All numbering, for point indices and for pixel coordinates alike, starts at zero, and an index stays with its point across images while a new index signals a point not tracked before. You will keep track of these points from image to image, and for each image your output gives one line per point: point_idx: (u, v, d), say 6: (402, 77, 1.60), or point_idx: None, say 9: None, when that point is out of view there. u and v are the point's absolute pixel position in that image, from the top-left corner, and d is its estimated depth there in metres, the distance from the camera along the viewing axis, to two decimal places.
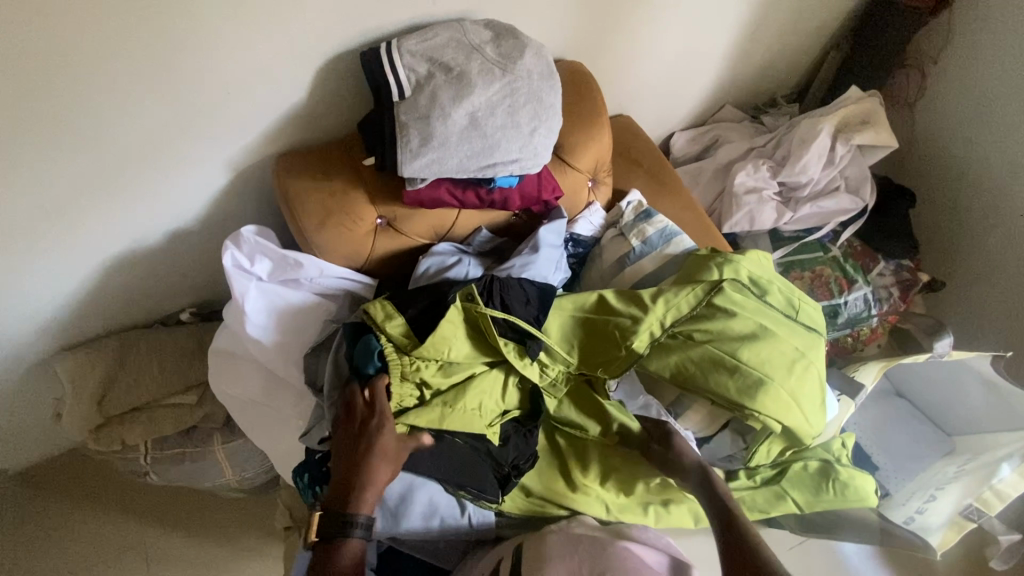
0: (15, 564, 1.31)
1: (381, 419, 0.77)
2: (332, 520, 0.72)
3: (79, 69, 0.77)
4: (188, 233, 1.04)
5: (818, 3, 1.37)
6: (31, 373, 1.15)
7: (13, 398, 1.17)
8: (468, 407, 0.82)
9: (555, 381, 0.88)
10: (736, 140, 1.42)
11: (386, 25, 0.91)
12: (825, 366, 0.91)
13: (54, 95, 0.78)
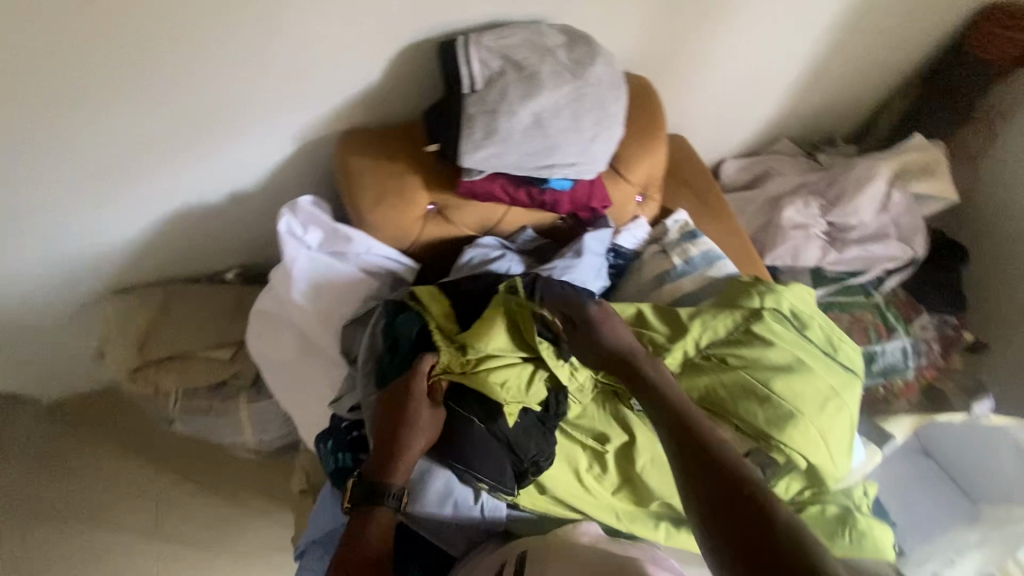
0: (40, 489, 1.37)
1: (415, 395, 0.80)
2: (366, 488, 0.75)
3: (178, 24, 0.82)
4: (247, 196, 1.09)
5: (891, 46, 1.35)
6: (82, 310, 1.21)
7: (61, 331, 1.23)
8: (492, 385, 0.81)
9: (582, 387, 0.87)
10: (789, 174, 1.41)
11: (464, 19, 0.93)
12: (858, 409, 0.89)
13: (152, 46, 0.83)
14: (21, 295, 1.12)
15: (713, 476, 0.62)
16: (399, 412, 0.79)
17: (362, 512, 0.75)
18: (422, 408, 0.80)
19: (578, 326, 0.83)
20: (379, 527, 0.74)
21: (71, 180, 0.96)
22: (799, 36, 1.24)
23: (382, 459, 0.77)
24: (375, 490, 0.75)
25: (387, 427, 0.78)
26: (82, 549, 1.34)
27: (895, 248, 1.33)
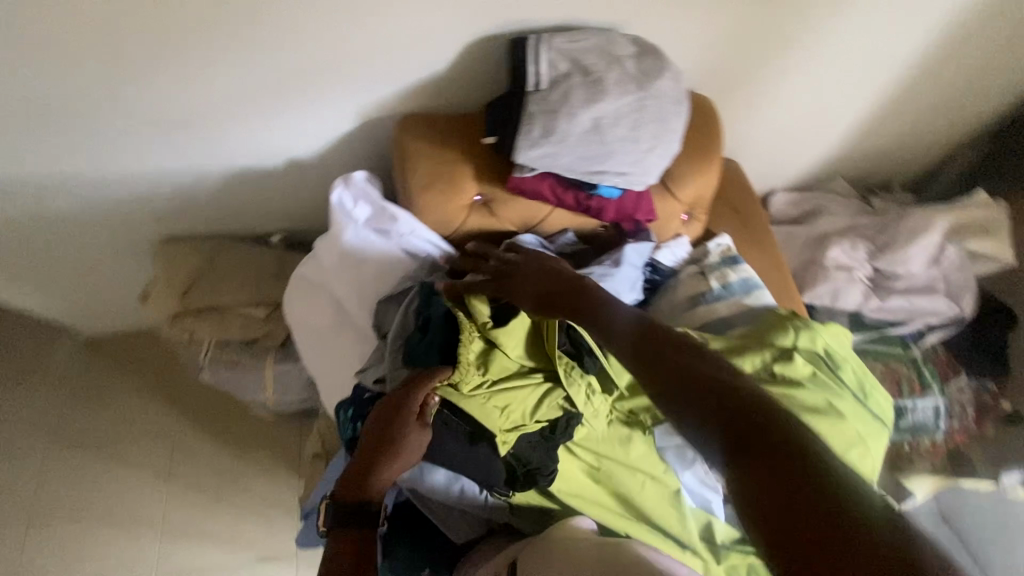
0: (73, 417, 1.45)
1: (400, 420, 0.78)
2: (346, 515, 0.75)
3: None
4: (304, 164, 1.13)
5: (967, 96, 1.31)
6: (135, 253, 1.27)
7: (114, 269, 1.30)
8: (494, 403, 0.81)
9: (597, 412, 0.86)
10: (839, 213, 1.38)
11: (537, 18, 0.95)
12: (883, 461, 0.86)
13: (236, 12, 0.86)
14: (83, 231, 1.19)
15: (714, 409, 0.57)
16: (381, 435, 0.77)
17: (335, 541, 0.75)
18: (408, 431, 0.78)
19: (517, 289, 0.85)
20: (356, 554, 0.74)
21: (144, 129, 1.01)
22: (870, 77, 1.21)
23: (358, 484, 0.77)
24: (349, 518, 0.75)
25: (368, 450, 0.77)
26: (101, 479, 1.41)
27: (941, 304, 1.29)
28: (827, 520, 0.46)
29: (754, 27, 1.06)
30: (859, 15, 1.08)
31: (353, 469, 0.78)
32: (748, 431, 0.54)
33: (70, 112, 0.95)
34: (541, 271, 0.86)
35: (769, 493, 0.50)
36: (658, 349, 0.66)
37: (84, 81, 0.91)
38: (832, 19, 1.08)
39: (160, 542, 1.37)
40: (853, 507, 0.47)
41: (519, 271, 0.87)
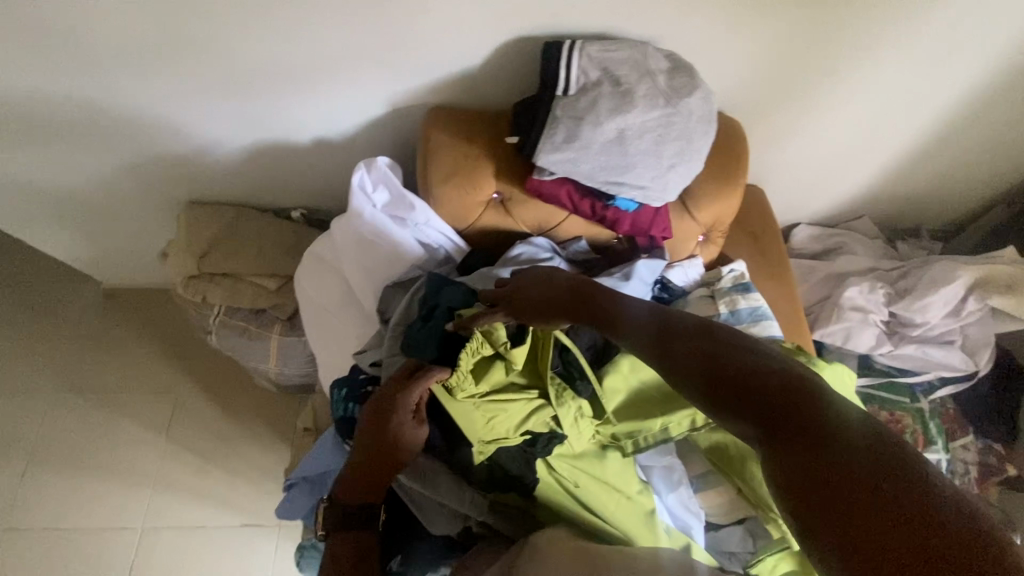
0: (83, 363, 1.50)
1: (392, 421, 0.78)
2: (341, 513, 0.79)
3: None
4: (331, 144, 1.14)
5: (1007, 149, 1.27)
6: (160, 211, 1.30)
7: (139, 225, 1.34)
8: (484, 413, 0.82)
9: (579, 432, 0.85)
10: (861, 254, 1.36)
11: (575, 24, 0.95)
12: None
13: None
14: (113, 184, 1.22)
15: (723, 386, 0.56)
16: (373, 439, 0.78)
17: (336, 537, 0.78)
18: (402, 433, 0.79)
19: (523, 305, 0.82)
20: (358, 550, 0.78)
21: (179, 92, 1.03)
22: (909, 117, 1.19)
23: (356, 485, 0.79)
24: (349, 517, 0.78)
25: (363, 452, 0.79)
26: (102, 426, 1.45)
27: (956, 358, 1.25)
28: (881, 506, 0.41)
29: (792, 55, 1.04)
30: (903, 54, 1.06)
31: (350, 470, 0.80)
32: (761, 405, 0.52)
33: (113, 67, 0.98)
34: (541, 283, 0.83)
35: (812, 479, 0.45)
36: (683, 336, 0.63)
37: (129, 38, 0.94)
38: (875, 56, 1.06)
39: (149, 494, 1.40)
40: (864, 465, 0.43)
41: (523, 286, 0.84)
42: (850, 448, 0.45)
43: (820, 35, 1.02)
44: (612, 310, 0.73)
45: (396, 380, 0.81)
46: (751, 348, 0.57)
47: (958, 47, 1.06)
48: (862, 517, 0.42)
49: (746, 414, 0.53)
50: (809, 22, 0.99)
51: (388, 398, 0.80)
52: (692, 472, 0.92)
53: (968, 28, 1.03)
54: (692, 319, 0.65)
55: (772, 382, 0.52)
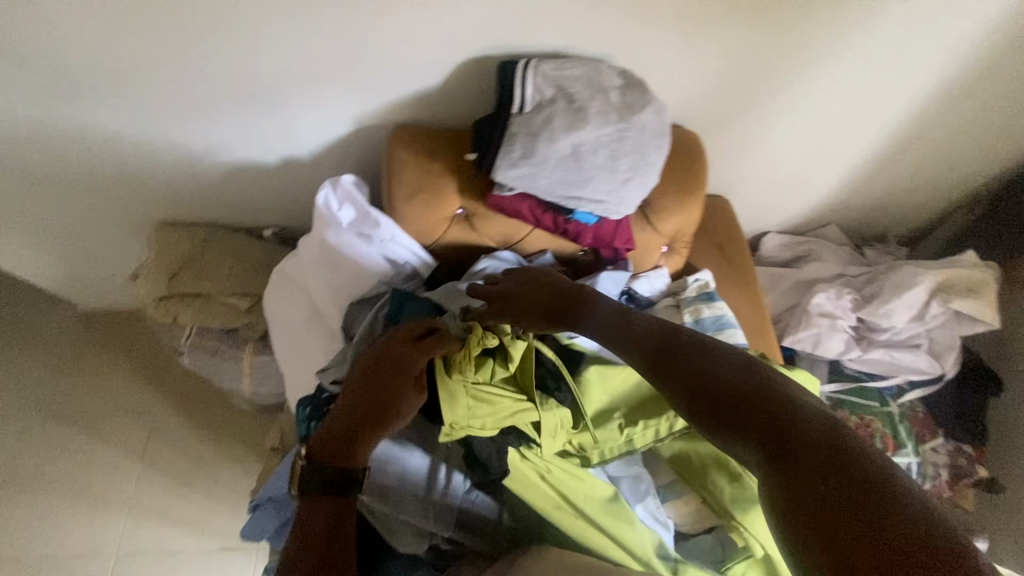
0: (56, 387, 1.48)
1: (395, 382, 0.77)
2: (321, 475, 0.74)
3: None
4: (299, 163, 1.16)
5: (964, 155, 1.30)
6: (131, 232, 1.30)
7: (110, 247, 1.34)
8: (472, 406, 0.78)
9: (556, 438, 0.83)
10: (829, 261, 1.38)
11: (532, 42, 0.97)
12: None
13: (239, 12, 0.89)
14: (82, 206, 1.22)
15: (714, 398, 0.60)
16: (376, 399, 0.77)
17: (314, 500, 0.73)
18: (406, 397, 0.78)
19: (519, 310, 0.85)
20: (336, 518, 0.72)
21: (144, 115, 1.04)
22: (867, 127, 1.22)
23: (345, 442, 0.76)
24: (331, 478, 0.74)
25: (359, 410, 0.77)
26: (75, 451, 1.43)
27: (923, 362, 1.27)
28: (852, 500, 0.46)
29: (747, 70, 1.07)
30: (856, 67, 1.09)
31: (339, 428, 0.77)
32: (751, 417, 0.56)
33: (77, 92, 0.99)
34: (530, 291, 0.87)
35: (789, 478, 0.50)
36: (673, 349, 0.68)
37: (91, 63, 0.94)
38: (828, 68, 1.09)
39: (123, 519, 1.38)
40: (845, 469, 0.48)
41: (517, 291, 0.88)
42: (828, 449, 0.50)
43: (774, 50, 1.04)
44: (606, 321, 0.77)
45: (406, 343, 0.79)
46: (738, 363, 0.62)
47: (909, 59, 1.09)
48: (842, 516, 0.45)
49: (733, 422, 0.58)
50: (761, 38, 1.02)
51: (397, 359, 0.78)
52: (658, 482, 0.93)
53: (916, 42, 1.06)
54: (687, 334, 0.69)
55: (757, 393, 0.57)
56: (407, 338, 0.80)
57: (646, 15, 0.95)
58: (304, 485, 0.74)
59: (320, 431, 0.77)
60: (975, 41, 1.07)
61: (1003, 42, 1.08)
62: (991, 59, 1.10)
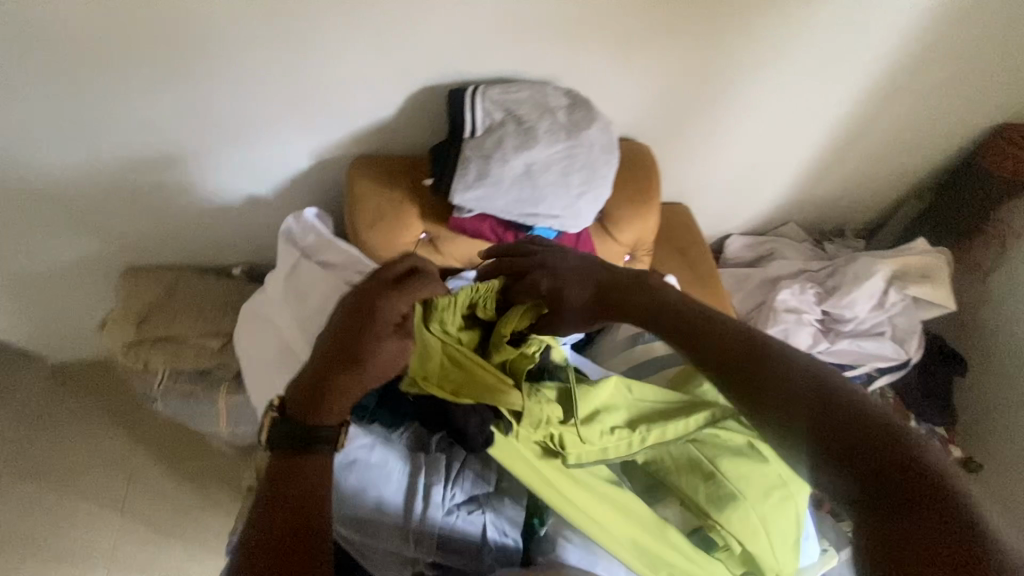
0: (24, 444, 1.44)
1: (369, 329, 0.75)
2: (288, 433, 0.70)
3: (225, 41, 0.90)
4: (263, 200, 1.17)
5: (904, 149, 1.37)
6: (98, 280, 1.29)
7: (76, 297, 1.32)
8: (445, 362, 0.78)
9: (537, 425, 0.74)
10: (791, 258, 1.42)
11: (481, 69, 1.01)
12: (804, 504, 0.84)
13: (196, 56, 0.92)
14: (46, 257, 1.22)
15: (788, 409, 0.62)
16: (351, 341, 0.74)
17: (284, 454, 0.68)
18: (383, 339, 0.75)
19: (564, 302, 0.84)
20: (308, 470, 0.68)
21: (103, 163, 1.05)
22: (812, 127, 1.27)
23: (315, 391, 0.72)
24: (305, 429, 0.70)
25: (332, 354, 0.74)
26: (49, 509, 1.38)
27: (889, 348, 1.30)
28: (942, 522, 0.51)
29: (690, 82, 1.12)
30: (792, 73, 1.15)
31: (309, 377, 0.73)
32: (833, 435, 0.59)
33: (35, 144, 1.00)
34: (575, 275, 0.86)
35: (888, 501, 0.55)
36: (742, 351, 0.68)
37: (51, 114, 0.96)
38: (766, 76, 1.15)
39: None
40: (937, 494, 0.53)
41: (563, 274, 0.85)
42: (913, 468, 0.55)
43: (713, 62, 1.10)
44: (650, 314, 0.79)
45: (384, 284, 0.80)
46: (823, 375, 0.64)
47: (840, 63, 1.16)
48: (940, 537, 0.51)
49: (818, 433, 0.60)
50: (698, 52, 1.07)
51: (373, 301, 0.77)
52: None
53: (843, 47, 1.13)
54: (761, 339, 0.69)
55: (848, 414, 0.60)
56: (383, 282, 0.80)
57: (589, 37, 1.00)
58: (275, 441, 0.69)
59: (290, 384, 0.74)
60: (900, 41, 1.14)
61: (926, 40, 1.15)
62: (918, 56, 1.17)
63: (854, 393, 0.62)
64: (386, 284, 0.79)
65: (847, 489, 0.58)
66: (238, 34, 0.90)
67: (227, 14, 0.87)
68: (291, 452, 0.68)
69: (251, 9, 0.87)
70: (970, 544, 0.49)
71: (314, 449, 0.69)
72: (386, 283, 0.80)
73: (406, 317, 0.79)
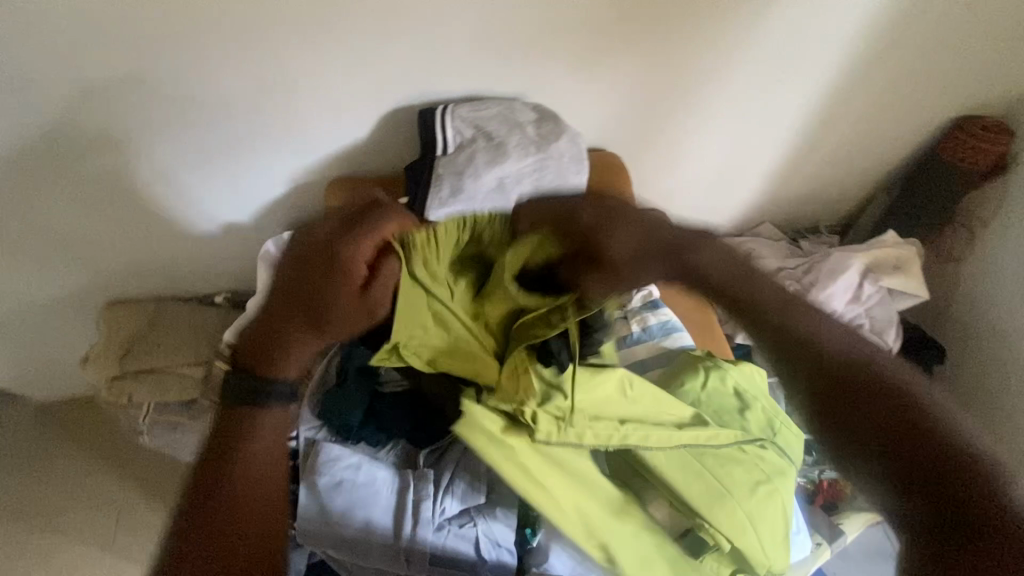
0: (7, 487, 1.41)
1: (333, 279, 0.61)
2: (240, 386, 0.60)
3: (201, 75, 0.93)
4: (242, 227, 1.18)
5: (869, 145, 1.41)
6: (79, 316, 1.29)
7: (55, 334, 1.31)
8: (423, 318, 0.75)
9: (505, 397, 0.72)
10: (768, 256, 1.44)
11: (451, 89, 1.03)
12: (788, 496, 0.85)
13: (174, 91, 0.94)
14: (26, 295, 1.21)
15: (849, 407, 0.63)
16: (304, 287, 0.61)
17: (219, 428, 0.59)
18: (337, 290, 0.61)
19: (610, 253, 0.67)
20: (246, 435, 0.58)
21: (78, 198, 1.05)
22: (779, 129, 1.31)
23: (263, 342, 0.62)
24: (245, 389, 0.59)
25: (284, 300, 0.62)
26: (36, 552, 1.35)
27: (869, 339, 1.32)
28: (985, 540, 0.54)
29: (656, 91, 1.15)
30: (755, 78, 1.19)
31: (259, 326, 0.63)
32: (888, 440, 0.60)
33: (9, 182, 1.00)
34: (628, 226, 0.67)
35: (945, 523, 0.56)
36: (833, 358, 0.65)
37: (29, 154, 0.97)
38: (730, 81, 1.18)
39: None
40: (981, 507, 0.55)
41: (613, 218, 0.67)
42: (967, 479, 0.56)
43: (677, 71, 1.13)
44: (733, 295, 0.69)
45: (326, 231, 0.63)
46: (882, 377, 0.63)
47: (801, 66, 1.20)
48: (979, 546, 0.54)
49: (860, 436, 0.62)
50: (662, 62, 1.10)
51: (318, 238, 0.63)
52: None
53: (802, 51, 1.17)
54: (832, 342, 0.66)
55: (901, 422, 0.60)
56: (333, 225, 0.64)
57: (554, 52, 1.03)
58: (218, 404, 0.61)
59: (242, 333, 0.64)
60: (855, 43, 1.18)
61: (880, 41, 1.19)
62: (875, 57, 1.22)
63: (910, 398, 0.61)
64: (336, 225, 0.63)
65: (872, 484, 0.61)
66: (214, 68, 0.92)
67: (202, 49, 0.90)
68: (227, 430, 0.59)
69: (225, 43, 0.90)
70: (1001, 551, 0.54)
71: (253, 431, 0.59)
72: (330, 231, 0.63)
73: (371, 268, 0.64)
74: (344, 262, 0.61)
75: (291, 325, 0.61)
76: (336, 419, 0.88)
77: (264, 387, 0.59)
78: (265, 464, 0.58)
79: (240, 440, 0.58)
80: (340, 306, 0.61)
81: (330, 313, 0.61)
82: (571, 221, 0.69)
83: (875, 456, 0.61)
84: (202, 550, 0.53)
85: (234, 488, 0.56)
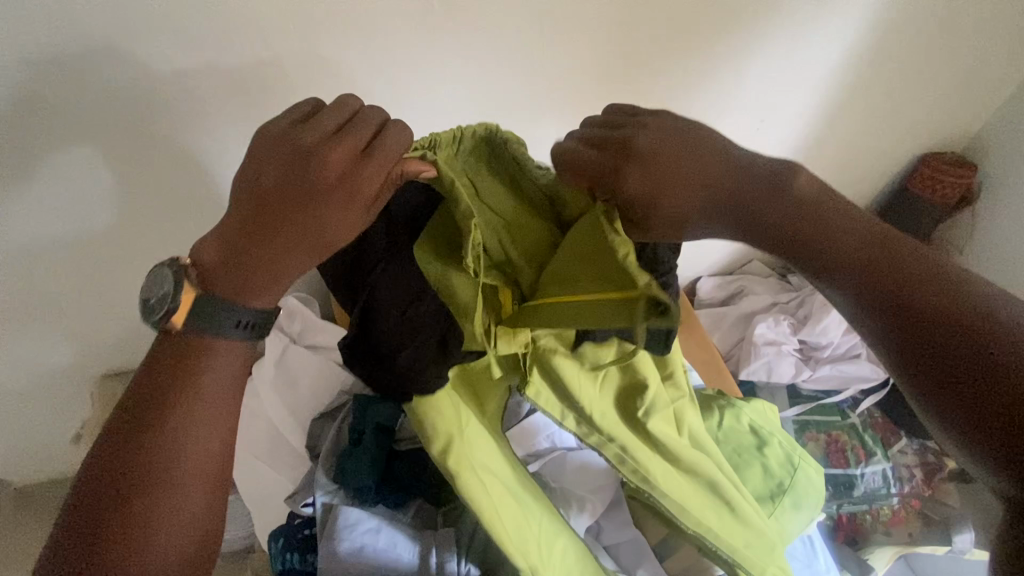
0: None
1: (342, 201, 0.54)
2: (204, 313, 0.55)
3: (219, 157, 0.87)
4: None
5: (857, 182, 1.44)
6: (58, 405, 1.17)
7: (25, 424, 1.19)
8: (442, 238, 0.64)
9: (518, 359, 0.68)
10: (760, 292, 1.45)
11: None
12: (783, 521, 0.88)
13: (184, 170, 0.87)
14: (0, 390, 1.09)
15: (932, 352, 0.49)
16: (295, 212, 0.54)
17: (165, 351, 0.55)
18: (337, 211, 0.54)
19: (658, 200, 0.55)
20: (182, 369, 0.54)
21: None
22: (806, 88, 1.14)
23: (240, 270, 0.55)
24: (216, 318, 0.55)
25: (262, 215, 0.55)
26: None
27: (867, 369, 1.36)
28: None
29: None
30: (775, 68, 1.07)
31: (230, 238, 0.55)
32: (981, 387, 0.47)
33: None
34: (699, 137, 0.58)
35: None
36: (898, 293, 0.51)
37: (22, 253, 0.88)
38: (741, 77, 1.06)
39: None
40: None
41: (682, 141, 0.57)
42: None
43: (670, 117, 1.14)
44: (805, 232, 0.55)
45: (333, 165, 0.54)
46: (963, 309, 0.49)
47: (837, 34, 1.06)
48: None
49: (939, 375, 0.49)
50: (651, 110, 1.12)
51: (329, 171, 0.54)
52: (652, 540, 0.98)
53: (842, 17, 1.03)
54: (920, 281, 0.51)
55: (978, 350, 0.47)
56: (344, 155, 0.54)
57: (560, 109, 0.98)
58: (183, 326, 0.55)
59: (205, 239, 0.56)
60: (878, 38, 1.10)
61: (881, 85, 1.21)
62: (876, 104, 1.24)
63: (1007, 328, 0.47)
64: (351, 156, 0.55)
65: (955, 442, 0.49)
66: (232, 152, 0.87)
67: (216, 132, 0.84)
68: (178, 350, 0.55)
69: (241, 125, 0.84)
70: None
71: (200, 368, 0.55)
72: (343, 164, 0.54)
73: (377, 198, 0.56)
74: (360, 185, 0.54)
75: (272, 250, 0.55)
76: (351, 481, 0.83)
77: (237, 318, 0.55)
78: (204, 413, 0.54)
79: (196, 366, 0.54)
80: (341, 230, 0.55)
81: (331, 246, 0.55)
82: (647, 145, 0.56)
83: (957, 403, 0.48)
84: (121, 487, 0.51)
85: (169, 432, 0.53)
